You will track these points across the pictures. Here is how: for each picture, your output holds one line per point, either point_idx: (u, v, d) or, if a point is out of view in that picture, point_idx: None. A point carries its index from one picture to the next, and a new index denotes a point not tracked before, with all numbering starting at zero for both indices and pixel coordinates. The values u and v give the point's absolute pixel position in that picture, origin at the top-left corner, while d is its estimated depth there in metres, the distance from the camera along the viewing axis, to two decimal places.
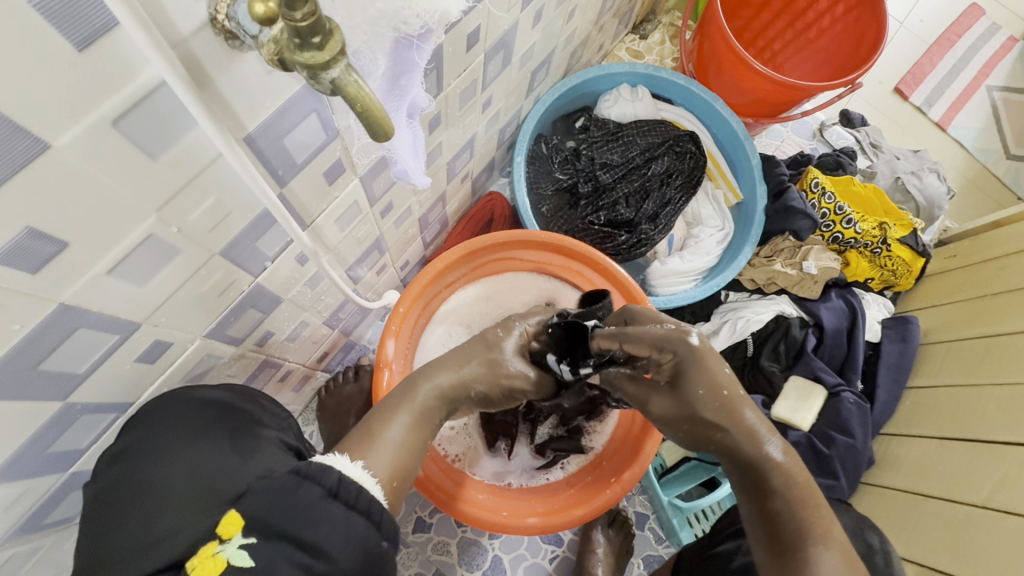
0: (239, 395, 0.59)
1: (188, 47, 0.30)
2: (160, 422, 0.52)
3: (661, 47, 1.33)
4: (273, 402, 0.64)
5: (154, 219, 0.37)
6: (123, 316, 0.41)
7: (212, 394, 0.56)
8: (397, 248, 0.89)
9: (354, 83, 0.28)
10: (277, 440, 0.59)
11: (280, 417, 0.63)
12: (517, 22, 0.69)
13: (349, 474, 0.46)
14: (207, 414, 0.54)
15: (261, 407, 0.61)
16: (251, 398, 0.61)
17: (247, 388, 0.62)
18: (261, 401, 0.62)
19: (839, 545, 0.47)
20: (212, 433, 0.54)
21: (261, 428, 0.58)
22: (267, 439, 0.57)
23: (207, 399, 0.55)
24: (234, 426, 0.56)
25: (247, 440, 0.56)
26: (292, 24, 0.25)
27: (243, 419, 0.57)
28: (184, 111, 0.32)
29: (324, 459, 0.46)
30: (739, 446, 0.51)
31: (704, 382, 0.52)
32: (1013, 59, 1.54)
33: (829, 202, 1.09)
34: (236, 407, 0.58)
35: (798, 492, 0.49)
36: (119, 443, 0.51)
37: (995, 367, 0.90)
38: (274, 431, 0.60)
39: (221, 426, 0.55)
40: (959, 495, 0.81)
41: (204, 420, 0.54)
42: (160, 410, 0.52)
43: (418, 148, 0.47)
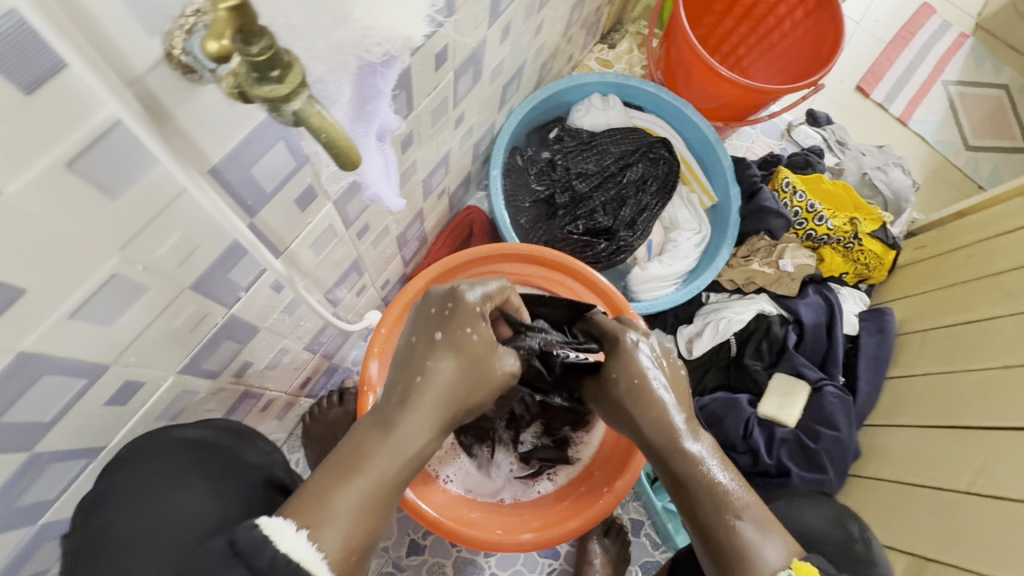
0: (224, 432, 0.60)
1: (144, 84, 0.29)
2: (143, 466, 0.53)
3: (630, 55, 1.36)
4: (264, 439, 0.64)
5: (117, 258, 0.35)
6: (90, 359, 0.39)
7: (193, 433, 0.57)
8: (376, 268, 0.88)
9: (317, 115, 0.28)
10: (258, 478, 0.60)
11: (263, 453, 0.63)
12: (484, 39, 0.69)
13: (287, 550, 0.40)
14: (189, 456, 0.56)
15: (248, 446, 0.62)
16: (239, 435, 0.62)
17: (239, 424, 0.63)
18: (256, 440, 0.64)
19: (756, 515, 0.52)
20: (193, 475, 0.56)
21: (245, 468, 0.60)
22: (251, 478, 0.59)
23: (188, 438, 0.56)
24: (214, 465, 0.58)
25: (230, 481, 0.58)
26: (249, 59, 0.25)
27: (226, 460, 0.59)
28: (143, 149, 0.31)
29: (266, 527, 0.41)
30: (648, 436, 0.59)
31: (622, 374, 0.62)
32: (965, 54, 1.60)
33: (800, 201, 1.12)
34: (219, 444, 0.59)
35: (710, 482, 0.54)
36: (98, 490, 0.51)
37: (970, 354, 0.92)
38: (259, 468, 0.61)
39: (204, 466, 0.57)
40: (942, 482, 0.83)
41: (187, 460, 0.56)
42: (142, 454, 0.53)
43: (389, 171, 0.47)
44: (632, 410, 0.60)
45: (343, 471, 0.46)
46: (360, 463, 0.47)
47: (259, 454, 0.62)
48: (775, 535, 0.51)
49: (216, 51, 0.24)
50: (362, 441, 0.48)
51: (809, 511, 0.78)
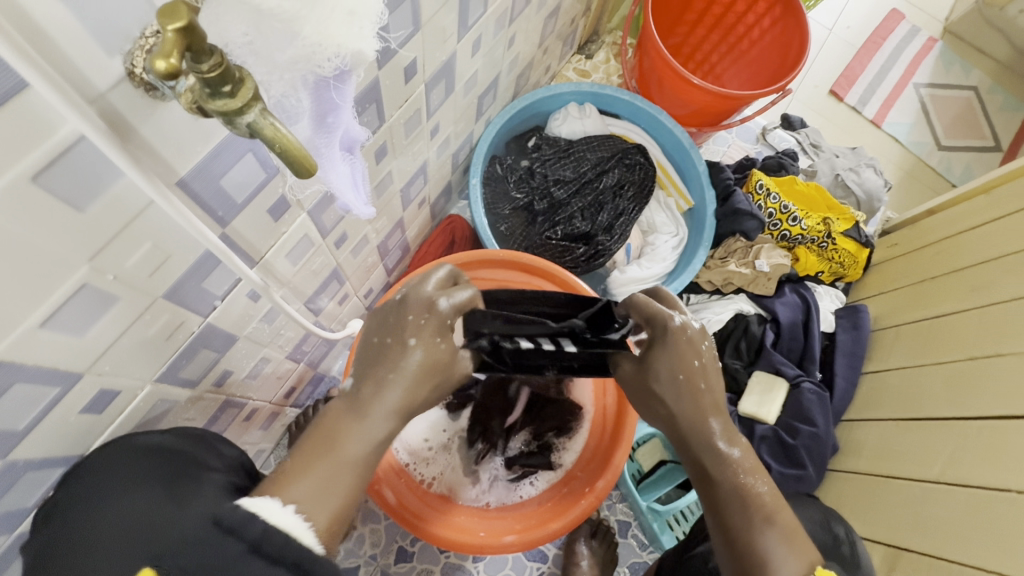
0: (182, 438, 0.57)
1: (107, 100, 0.31)
2: (97, 472, 0.49)
3: (607, 65, 1.39)
4: (223, 442, 0.62)
5: (87, 268, 0.37)
6: (62, 367, 0.41)
7: (151, 439, 0.54)
8: (357, 277, 0.89)
9: (270, 126, 0.29)
10: (224, 483, 0.55)
11: (226, 458, 0.60)
12: (455, 52, 0.72)
13: (275, 522, 0.44)
14: (148, 458, 0.51)
15: (207, 450, 0.59)
16: (197, 440, 0.59)
17: (199, 433, 0.60)
18: (215, 445, 0.61)
19: (784, 524, 0.54)
20: (147, 480, 0.50)
21: (206, 471, 0.54)
22: (213, 481, 0.53)
23: (148, 442, 0.53)
24: (174, 468, 0.52)
25: (189, 482, 0.52)
26: (200, 75, 0.26)
27: (185, 461, 0.54)
28: (108, 163, 0.33)
29: (249, 505, 0.44)
30: (688, 437, 0.59)
31: (670, 364, 0.60)
32: (934, 58, 1.65)
33: (774, 202, 1.15)
34: (180, 450, 0.55)
35: (742, 493, 0.56)
36: (54, 501, 0.48)
37: (941, 347, 0.94)
38: (222, 473, 0.56)
39: (161, 468, 0.51)
40: (915, 472, 0.85)
41: (145, 462, 0.51)
42: (100, 459, 0.50)
43: (357, 180, 0.48)
44: (675, 407, 0.60)
45: (316, 453, 0.48)
46: (333, 444, 0.48)
47: (220, 458, 0.59)
48: (802, 549, 0.52)
49: (163, 70, 0.24)
50: (335, 422, 0.50)
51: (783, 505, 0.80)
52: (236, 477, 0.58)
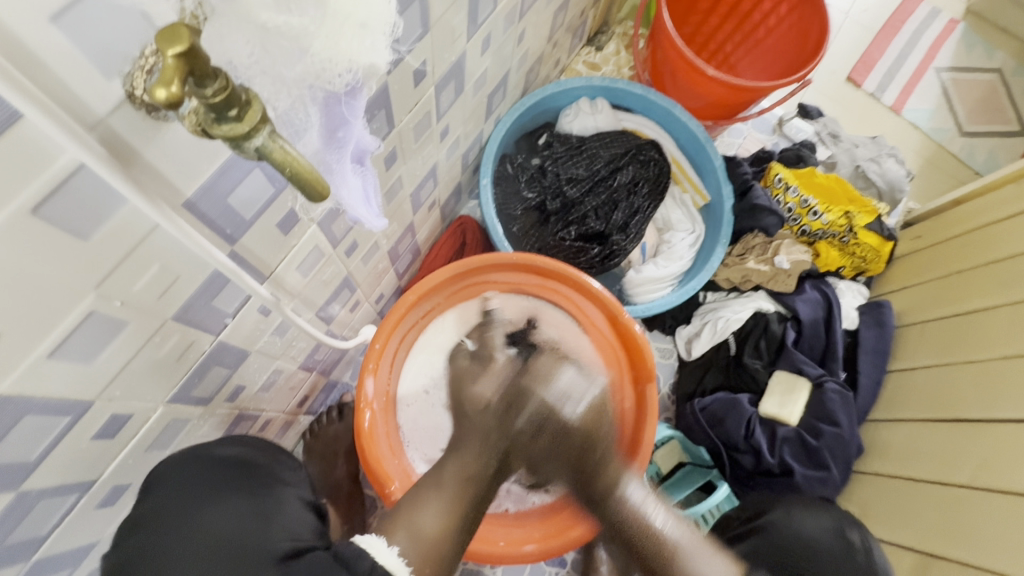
0: (257, 450, 0.66)
1: (107, 125, 0.29)
2: (179, 479, 0.56)
3: (617, 56, 1.35)
4: (287, 455, 0.70)
5: (93, 296, 0.35)
6: (71, 397, 0.39)
7: (227, 451, 0.63)
8: (368, 283, 0.88)
9: (279, 150, 0.28)
10: (293, 496, 0.64)
11: (295, 470, 0.69)
12: (464, 53, 0.69)
13: (383, 561, 0.55)
14: (222, 470, 0.60)
15: (275, 462, 0.67)
16: (270, 454, 0.67)
17: (265, 442, 0.69)
18: (282, 457, 0.69)
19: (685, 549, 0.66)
20: (229, 491, 0.59)
21: (278, 485, 0.64)
22: (286, 495, 0.63)
23: (225, 455, 0.62)
24: (251, 482, 0.62)
25: (267, 494, 0.61)
26: (205, 101, 0.24)
27: (257, 475, 0.63)
28: (111, 190, 0.31)
29: (362, 543, 0.56)
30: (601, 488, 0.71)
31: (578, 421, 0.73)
32: (956, 40, 1.59)
33: (793, 197, 1.12)
34: (254, 463, 0.64)
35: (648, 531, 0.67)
36: (139, 511, 0.54)
37: (970, 344, 0.91)
38: (290, 486, 0.66)
39: (239, 479, 0.61)
40: (944, 475, 0.82)
41: (224, 472, 0.60)
42: (176, 468, 0.57)
43: (370, 193, 0.45)
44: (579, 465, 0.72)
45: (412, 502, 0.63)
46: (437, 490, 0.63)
47: (292, 471, 0.68)
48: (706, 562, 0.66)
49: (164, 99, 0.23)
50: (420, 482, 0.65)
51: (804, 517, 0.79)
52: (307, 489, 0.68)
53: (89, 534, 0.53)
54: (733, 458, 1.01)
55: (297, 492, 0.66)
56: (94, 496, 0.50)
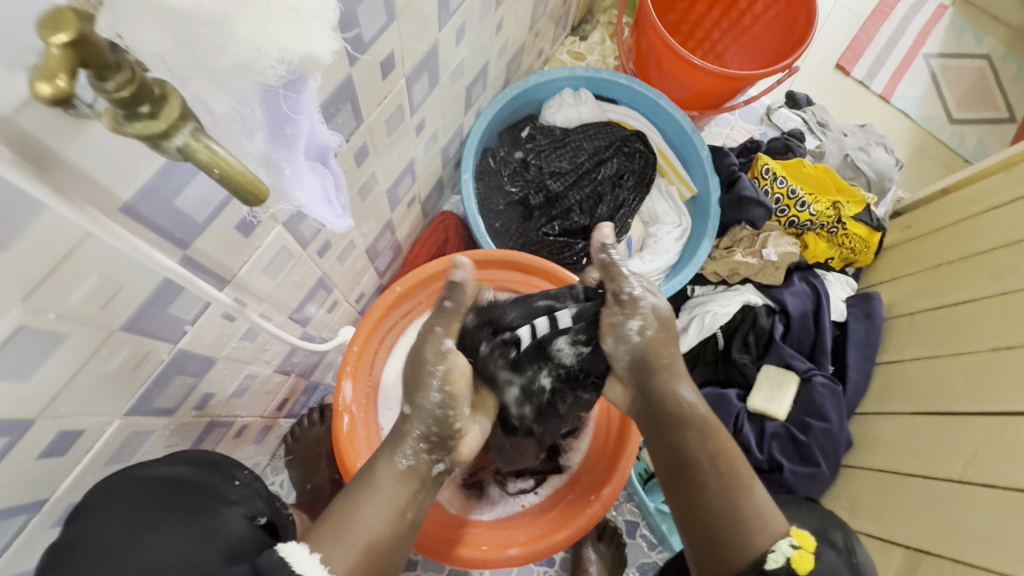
0: (199, 468, 0.59)
1: (15, 124, 0.26)
2: (104, 509, 0.50)
3: (602, 46, 1.32)
4: (239, 469, 0.62)
5: (21, 309, 0.33)
6: (8, 417, 0.37)
7: (161, 470, 0.56)
8: (346, 283, 0.85)
9: (204, 150, 0.25)
10: (240, 515, 0.58)
11: (246, 487, 0.61)
12: (436, 42, 0.66)
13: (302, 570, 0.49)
14: (160, 490, 0.54)
15: (225, 479, 0.60)
16: (215, 467, 0.60)
17: (212, 457, 0.61)
18: (232, 470, 0.62)
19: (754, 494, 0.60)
20: (166, 516, 0.53)
21: (223, 504, 0.57)
22: (229, 512, 0.57)
23: (158, 475, 0.55)
24: (189, 503, 0.55)
25: (206, 514, 0.55)
26: (110, 96, 0.23)
27: (200, 494, 0.56)
28: (25, 196, 0.29)
29: (285, 552, 0.51)
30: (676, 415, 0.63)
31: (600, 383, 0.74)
32: (945, 25, 1.57)
33: (781, 187, 1.09)
34: (195, 482, 0.57)
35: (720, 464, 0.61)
36: (65, 535, 0.49)
37: (959, 336, 0.90)
38: (239, 505, 0.59)
39: (178, 500, 0.54)
40: (935, 471, 0.82)
41: (155, 490, 0.54)
42: (110, 491, 0.51)
43: (331, 193, 0.42)
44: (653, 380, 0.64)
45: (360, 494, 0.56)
46: None
47: (241, 487, 0.61)
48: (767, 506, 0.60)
49: (43, 94, 0.21)
50: None
51: (787, 517, 0.78)
52: (260, 505, 0.61)
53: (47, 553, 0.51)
54: None
55: (245, 510, 0.59)
56: (47, 515, 0.48)
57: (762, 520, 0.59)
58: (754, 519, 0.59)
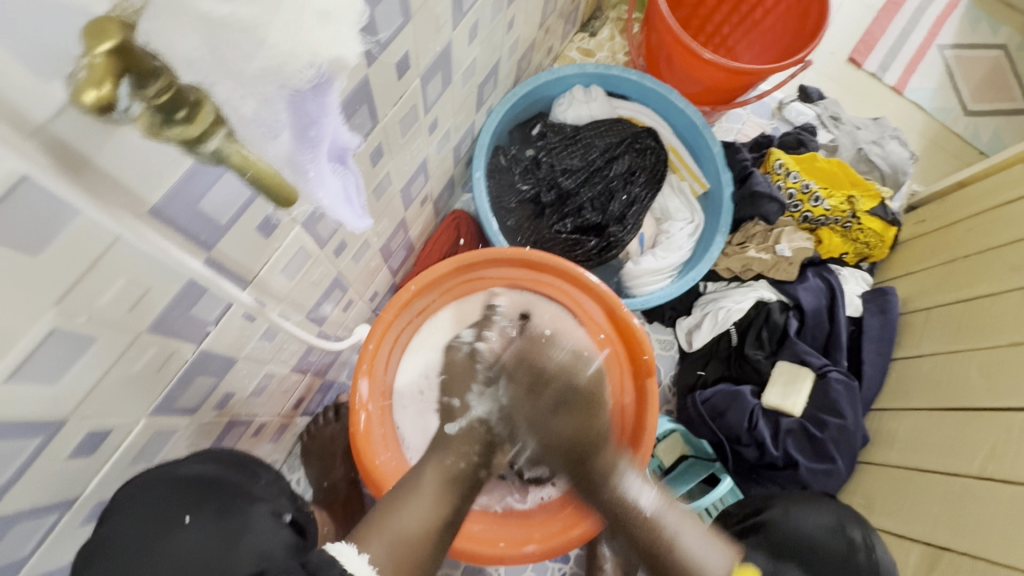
0: (227, 468, 0.61)
1: (51, 131, 0.27)
2: (134, 508, 0.51)
3: (612, 42, 1.31)
4: (261, 467, 0.66)
5: (54, 312, 0.34)
6: (40, 418, 0.38)
7: (187, 470, 0.57)
8: (361, 282, 0.86)
9: (236, 152, 0.28)
10: (268, 512, 0.60)
11: (272, 483, 0.65)
12: (450, 41, 0.67)
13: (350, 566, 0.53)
14: (188, 488, 0.55)
15: (250, 477, 0.63)
16: (241, 467, 0.63)
17: (237, 457, 0.64)
18: (257, 469, 0.65)
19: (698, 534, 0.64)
20: (197, 510, 0.54)
21: (252, 501, 0.59)
22: (258, 511, 0.58)
23: (188, 473, 0.57)
24: (219, 502, 0.56)
25: (236, 514, 0.56)
26: (149, 101, 0.25)
27: (227, 491, 0.58)
28: (59, 200, 0.29)
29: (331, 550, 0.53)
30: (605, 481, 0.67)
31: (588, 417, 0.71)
32: (960, 16, 1.55)
33: (794, 182, 1.09)
34: (224, 480, 0.59)
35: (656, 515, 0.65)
36: (94, 539, 0.50)
37: (977, 330, 0.89)
38: (267, 502, 0.62)
39: (205, 499, 0.55)
40: (953, 467, 0.81)
41: (186, 488, 0.55)
42: (142, 484, 0.53)
43: (351, 195, 0.42)
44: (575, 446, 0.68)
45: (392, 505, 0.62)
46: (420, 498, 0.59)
47: (267, 485, 0.64)
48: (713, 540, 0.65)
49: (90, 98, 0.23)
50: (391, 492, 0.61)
51: (803, 515, 0.78)
52: (285, 504, 0.64)
53: (76, 550, 0.52)
54: (736, 451, 1.00)
55: (273, 507, 0.62)
56: (75, 514, 0.49)
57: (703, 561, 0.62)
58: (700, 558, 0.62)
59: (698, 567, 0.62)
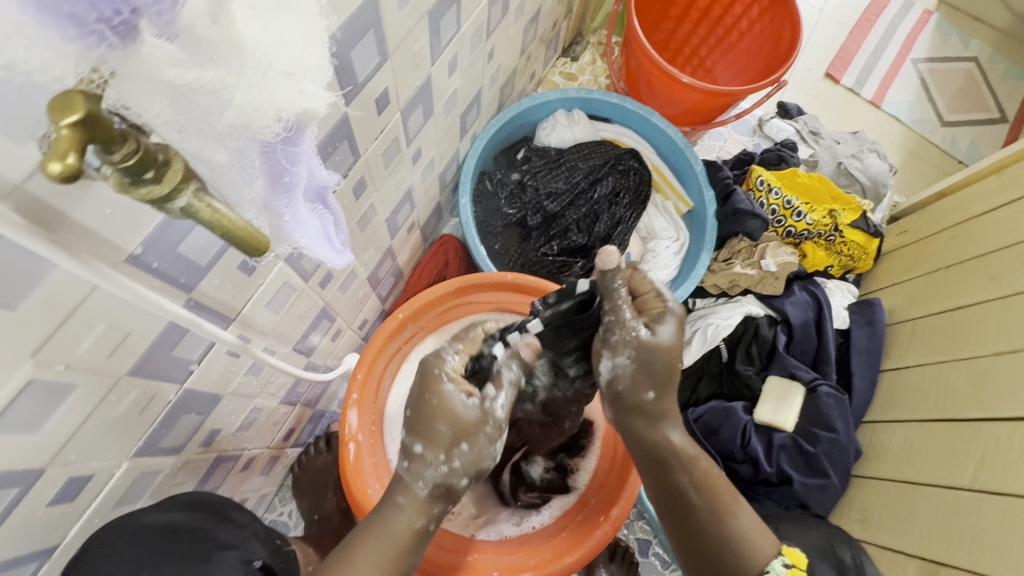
0: (191, 513, 0.58)
1: (26, 191, 0.27)
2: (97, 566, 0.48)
3: (593, 66, 1.35)
4: (235, 509, 0.63)
5: (31, 364, 0.34)
6: (18, 468, 0.38)
7: (155, 517, 0.54)
8: (349, 311, 0.86)
9: (206, 209, 0.26)
10: (239, 558, 0.58)
11: (243, 526, 0.62)
12: (429, 75, 0.68)
13: None
14: (156, 540, 0.52)
15: (220, 522, 0.60)
16: (212, 514, 0.60)
17: (210, 500, 0.62)
18: (228, 512, 0.63)
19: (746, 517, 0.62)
20: (159, 562, 0.51)
21: (217, 550, 0.56)
22: (223, 557, 0.56)
23: (151, 522, 0.53)
24: (185, 550, 0.53)
25: (200, 564, 0.53)
26: (115, 166, 0.24)
27: (199, 541, 0.55)
28: (36, 257, 0.30)
29: None
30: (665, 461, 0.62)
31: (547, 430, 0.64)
32: (931, 30, 1.59)
33: (776, 198, 1.10)
34: (188, 526, 0.56)
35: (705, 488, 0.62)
36: None
37: (962, 340, 0.90)
38: (237, 548, 0.59)
39: (172, 545, 0.53)
40: (945, 479, 0.81)
41: (150, 537, 0.52)
42: (101, 543, 0.49)
43: (331, 233, 0.43)
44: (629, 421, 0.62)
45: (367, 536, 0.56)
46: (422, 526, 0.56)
47: (236, 530, 0.61)
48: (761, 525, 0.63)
49: (59, 171, 0.21)
50: None
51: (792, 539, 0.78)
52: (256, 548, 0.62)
53: None
54: (730, 468, 0.99)
55: (242, 553, 0.59)
56: (56, 562, 0.48)
57: (755, 546, 0.61)
58: (751, 542, 0.61)
59: (745, 551, 0.60)
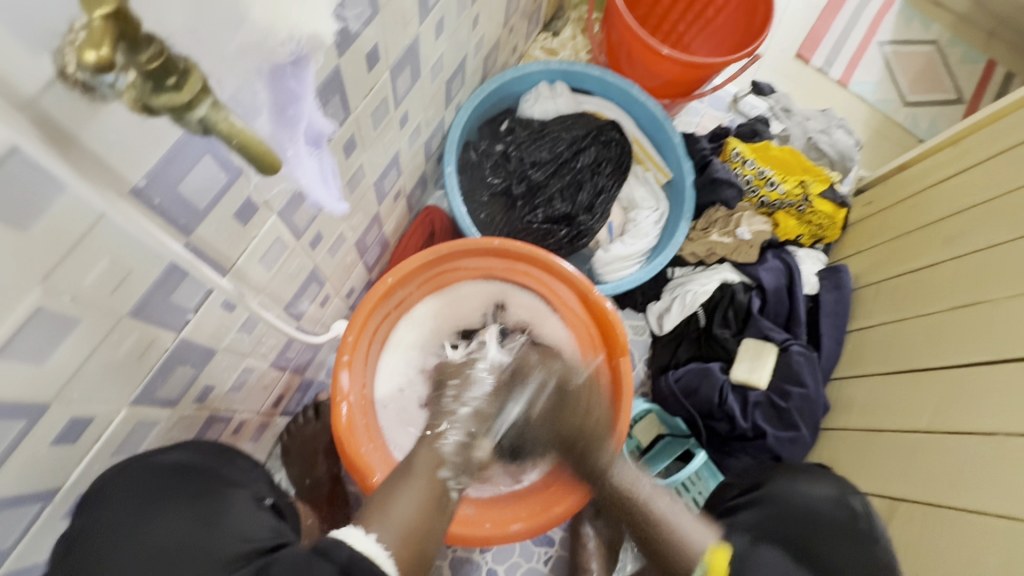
0: (202, 454, 0.61)
1: (40, 105, 0.28)
2: (113, 500, 0.52)
3: (574, 41, 1.36)
4: (241, 455, 0.66)
5: (39, 290, 0.34)
6: (25, 401, 0.38)
7: (168, 458, 0.57)
8: (338, 277, 0.87)
9: (224, 121, 0.27)
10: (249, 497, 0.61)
11: (250, 470, 0.65)
12: (417, 36, 0.69)
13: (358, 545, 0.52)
14: (170, 479, 0.56)
15: (228, 464, 0.63)
16: (220, 454, 0.63)
17: (218, 446, 0.64)
18: (234, 457, 0.65)
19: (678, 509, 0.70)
20: (175, 498, 0.55)
21: (230, 489, 0.59)
22: (236, 496, 0.59)
23: (164, 463, 0.57)
24: (198, 486, 0.57)
25: (213, 499, 0.57)
26: (141, 69, 0.25)
27: (208, 479, 0.59)
28: (47, 175, 0.30)
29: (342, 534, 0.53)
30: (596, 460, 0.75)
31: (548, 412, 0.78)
32: (896, 14, 1.65)
33: (751, 168, 1.15)
34: (199, 467, 0.59)
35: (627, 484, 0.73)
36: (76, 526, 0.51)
37: (921, 298, 0.96)
38: (245, 487, 0.62)
39: (184, 488, 0.56)
40: (906, 425, 0.87)
41: (167, 479, 0.56)
42: (124, 480, 0.53)
43: (328, 174, 0.42)
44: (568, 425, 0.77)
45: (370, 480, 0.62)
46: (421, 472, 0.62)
47: (244, 471, 0.64)
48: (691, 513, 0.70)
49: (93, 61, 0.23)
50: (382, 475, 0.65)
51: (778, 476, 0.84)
52: (265, 488, 0.65)
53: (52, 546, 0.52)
54: (708, 426, 1.04)
55: (252, 492, 0.62)
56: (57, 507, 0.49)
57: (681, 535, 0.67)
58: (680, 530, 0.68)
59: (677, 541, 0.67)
